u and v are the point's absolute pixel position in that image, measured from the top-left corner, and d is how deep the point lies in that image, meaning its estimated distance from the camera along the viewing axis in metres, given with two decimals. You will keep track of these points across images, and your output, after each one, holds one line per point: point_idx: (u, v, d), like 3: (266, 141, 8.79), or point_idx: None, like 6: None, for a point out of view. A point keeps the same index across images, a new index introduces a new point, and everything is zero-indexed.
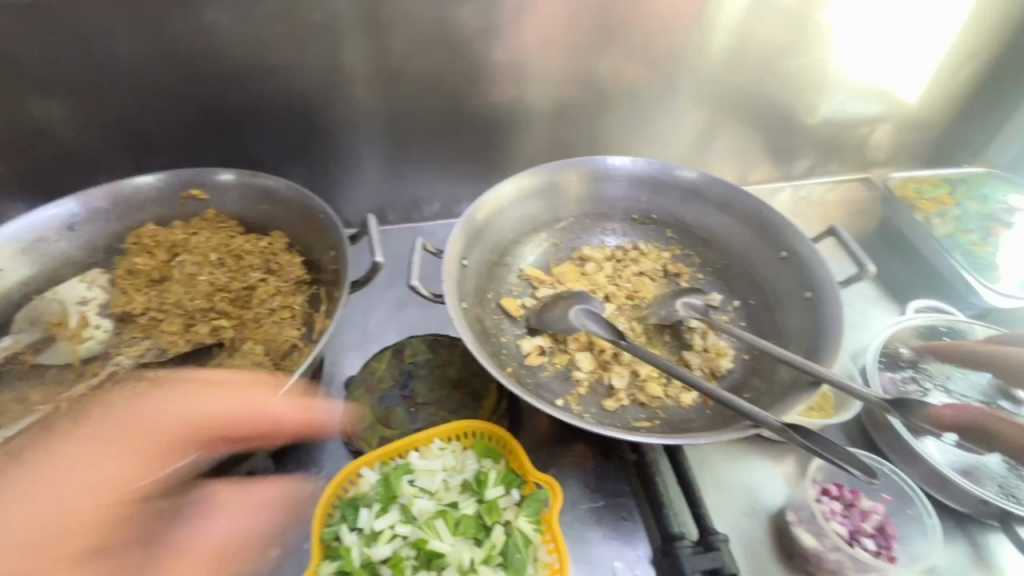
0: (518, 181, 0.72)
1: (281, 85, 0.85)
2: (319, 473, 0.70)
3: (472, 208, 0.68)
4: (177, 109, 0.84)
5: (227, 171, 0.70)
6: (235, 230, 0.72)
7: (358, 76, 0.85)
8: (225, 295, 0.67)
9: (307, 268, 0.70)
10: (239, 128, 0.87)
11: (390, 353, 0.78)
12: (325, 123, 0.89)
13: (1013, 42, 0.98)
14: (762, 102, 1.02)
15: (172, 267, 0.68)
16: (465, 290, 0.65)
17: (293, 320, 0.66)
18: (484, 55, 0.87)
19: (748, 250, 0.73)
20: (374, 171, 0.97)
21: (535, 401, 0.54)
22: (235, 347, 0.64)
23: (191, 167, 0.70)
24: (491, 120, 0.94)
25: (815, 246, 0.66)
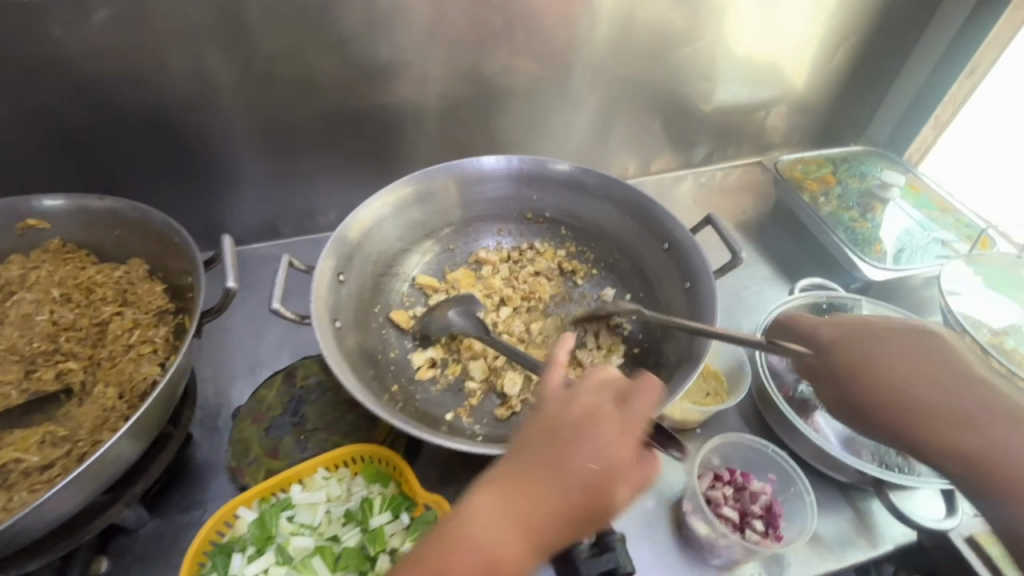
0: (396, 187, 0.69)
1: (137, 98, 0.77)
2: (202, 515, 0.65)
3: (346, 221, 0.65)
4: (14, 130, 0.75)
5: (67, 195, 0.63)
6: (86, 260, 0.65)
7: (225, 84, 0.79)
8: (72, 334, 0.60)
9: (169, 297, 0.64)
10: (94, 147, 0.80)
11: (279, 378, 0.73)
12: (195, 136, 0.83)
13: (882, 24, 1.03)
14: (656, 92, 1.03)
15: (6, 308, 0.61)
16: (340, 308, 0.62)
17: (154, 354, 0.60)
18: (362, 56, 0.83)
19: (637, 243, 0.73)
20: (260, 183, 0.91)
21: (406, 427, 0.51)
22: (84, 392, 0.57)
23: (19, 195, 0.63)
24: (380, 123, 0.91)
25: (694, 236, 0.66)
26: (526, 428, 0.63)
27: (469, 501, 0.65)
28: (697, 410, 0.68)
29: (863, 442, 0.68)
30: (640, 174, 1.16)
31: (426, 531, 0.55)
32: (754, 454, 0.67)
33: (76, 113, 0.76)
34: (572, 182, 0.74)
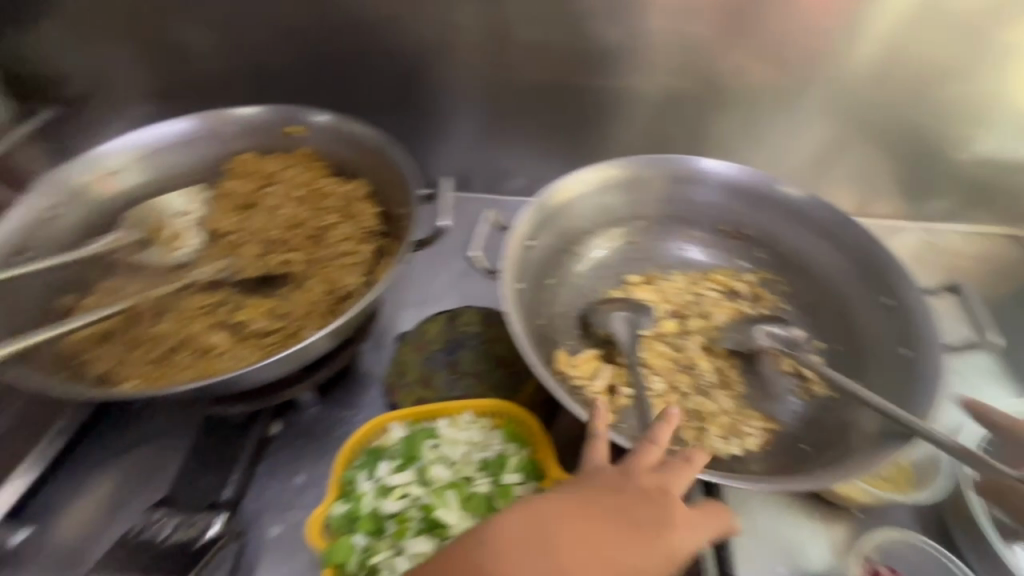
0: (605, 167, 0.69)
1: (393, 40, 0.86)
2: (356, 416, 0.73)
3: (549, 188, 0.66)
4: (294, 50, 0.88)
5: (331, 114, 0.72)
6: (324, 172, 0.74)
7: (466, 41, 0.85)
8: (302, 231, 0.70)
9: (380, 220, 0.71)
10: (347, 78, 0.90)
11: (444, 318, 0.81)
12: (428, 83, 0.90)
13: None
14: (904, 129, 0.89)
15: (260, 197, 0.72)
16: (524, 269, 0.63)
17: (358, 267, 0.68)
18: (595, 34, 0.83)
19: (850, 294, 0.64)
20: (467, 136, 0.96)
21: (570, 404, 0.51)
22: (301, 282, 0.66)
23: (294, 104, 0.73)
24: (591, 102, 0.90)
25: (925, 298, 0.58)
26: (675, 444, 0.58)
27: None
28: (864, 489, 0.60)
29: None
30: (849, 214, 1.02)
31: None
32: (927, 566, 0.57)
33: (341, 45, 0.87)
34: (789, 207, 0.68)
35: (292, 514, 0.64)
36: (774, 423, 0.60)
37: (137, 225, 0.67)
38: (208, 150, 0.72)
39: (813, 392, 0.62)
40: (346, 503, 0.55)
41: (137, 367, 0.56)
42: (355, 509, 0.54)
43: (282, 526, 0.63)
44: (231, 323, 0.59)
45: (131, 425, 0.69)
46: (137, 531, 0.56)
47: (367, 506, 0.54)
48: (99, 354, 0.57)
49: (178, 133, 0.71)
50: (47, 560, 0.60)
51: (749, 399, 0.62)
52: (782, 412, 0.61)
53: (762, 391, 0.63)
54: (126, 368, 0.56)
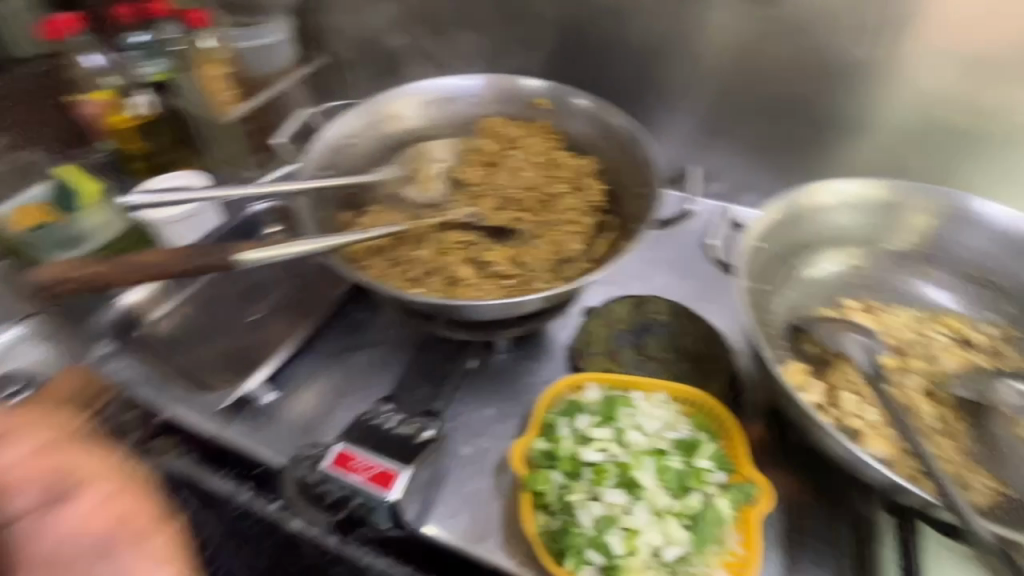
0: (865, 183, 0.67)
1: (639, 30, 0.89)
2: (540, 371, 0.79)
3: (803, 187, 0.66)
4: (545, 29, 0.95)
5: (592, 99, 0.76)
6: (561, 144, 0.80)
7: (711, 39, 0.86)
8: (535, 194, 0.76)
9: (607, 197, 0.76)
10: (584, 60, 0.95)
11: (633, 302, 0.83)
12: (660, 75, 0.92)
13: None
14: None
15: (503, 158, 0.79)
16: (753, 267, 0.64)
17: (580, 235, 0.73)
18: (853, 49, 0.80)
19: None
20: (682, 132, 0.97)
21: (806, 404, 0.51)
22: (530, 238, 0.73)
23: (562, 86, 0.78)
24: (825, 118, 0.87)
25: None
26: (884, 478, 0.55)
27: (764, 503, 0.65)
28: None
29: None
30: None
31: (744, 498, 0.56)
32: None
33: (589, 29, 0.92)
34: None
35: (481, 441, 0.71)
36: (1008, 488, 0.55)
37: (406, 162, 0.78)
38: (467, 108, 0.81)
39: None
40: (548, 442, 0.60)
41: (398, 279, 0.66)
42: (556, 449, 0.59)
43: (472, 449, 0.70)
44: (475, 261, 0.67)
45: (361, 331, 0.82)
46: (370, 416, 0.65)
47: (566, 449, 0.59)
48: (371, 263, 0.67)
49: (449, 88, 0.80)
50: (289, 423, 0.73)
51: (978, 457, 0.57)
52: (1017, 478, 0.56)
53: (991, 450, 0.57)
54: (390, 279, 0.66)
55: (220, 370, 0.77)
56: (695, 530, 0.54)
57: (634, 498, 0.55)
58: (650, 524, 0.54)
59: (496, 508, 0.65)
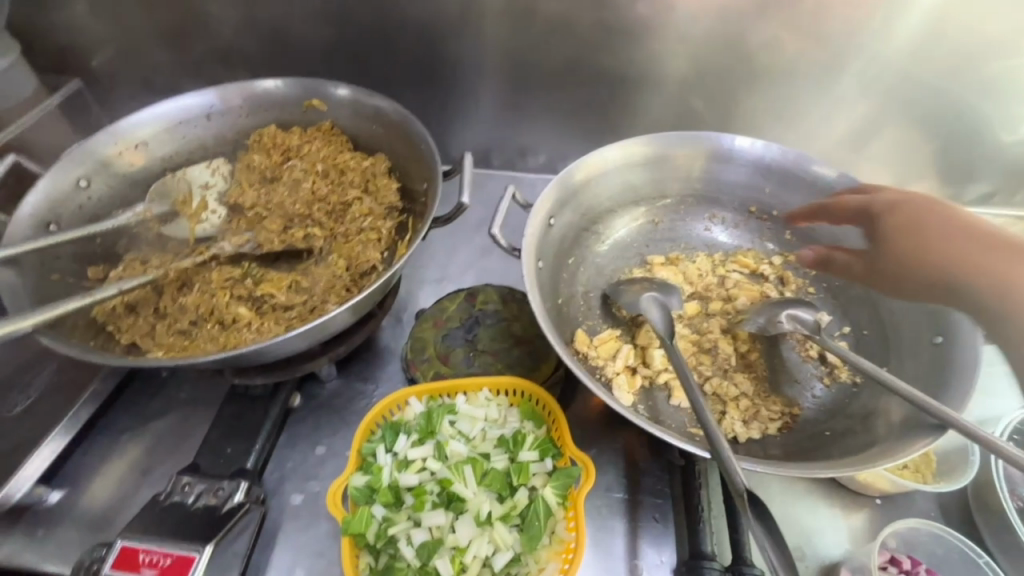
0: (634, 142, 0.67)
1: (414, 10, 0.83)
2: (374, 390, 0.74)
3: (576, 160, 0.65)
4: (316, 19, 0.86)
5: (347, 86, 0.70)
6: (345, 145, 0.73)
7: (489, 11, 0.82)
8: (323, 206, 0.70)
9: (400, 196, 0.71)
10: (368, 48, 0.88)
11: (462, 295, 0.80)
12: (450, 55, 0.88)
13: None
14: (943, 107, 0.85)
15: (282, 172, 0.72)
16: (544, 249, 0.63)
17: (378, 243, 0.68)
18: (623, 7, 0.80)
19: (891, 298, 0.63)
20: (488, 110, 0.94)
21: (590, 385, 0.49)
22: (322, 256, 0.66)
23: (313, 78, 0.71)
24: (616, 78, 0.88)
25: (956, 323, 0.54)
26: (690, 425, 0.59)
27: (605, 472, 0.65)
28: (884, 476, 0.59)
29: None
30: None
31: (567, 483, 0.55)
32: (944, 556, 0.57)
33: (363, 14, 0.85)
34: (822, 188, 0.65)
35: (315, 483, 0.66)
36: (798, 408, 0.59)
37: (165, 197, 0.68)
38: (229, 122, 0.72)
39: (838, 378, 0.61)
40: (365, 475, 0.56)
41: (165, 338, 0.57)
42: (374, 481, 0.55)
43: (304, 495, 0.65)
44: (254, 296, 0.60)
45: (160, 394, 0.71)
46: (167, 494, 0.58)
47: (385, 478, 0.55)
48: (128, 325, 0.58)
49: (199, 106, 0.70)
50: (79, 522, 0.62)
51: (772, 384, 0.61)
52: (804, 395, 0.60)
53: (781, 376, 0.61)
54: (153, 339, 0.57)
55: None
56: (521, 529, 0.53)
57: (456, 513, 0.53)
58: (476, 536, 0.52)
59: (336, 552, 0.60)
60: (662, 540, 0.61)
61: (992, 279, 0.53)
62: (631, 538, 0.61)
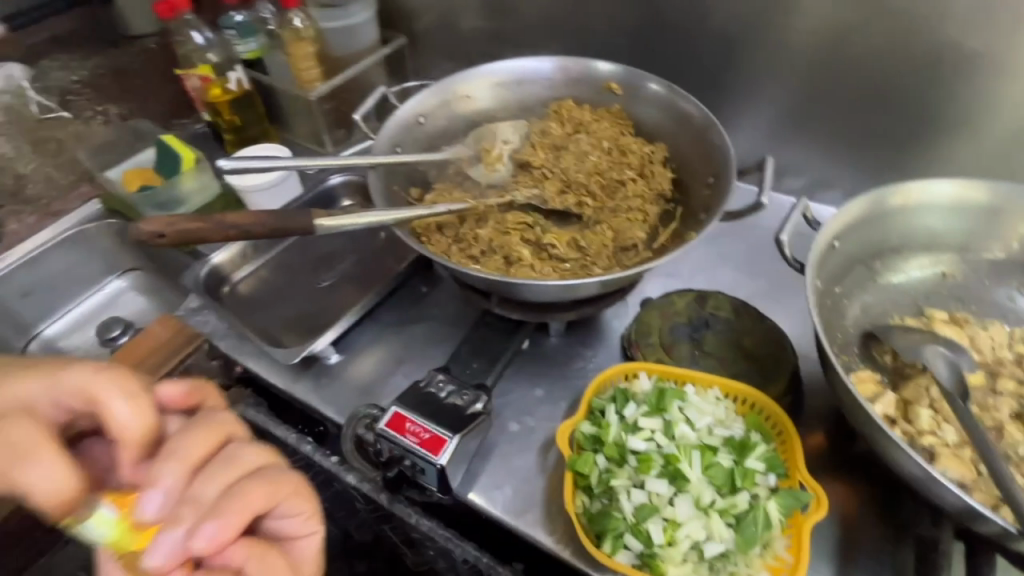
0: (967, 184, 0.61)
1: (724, 13, 0.85)
2: (592, 357, 0.79)
3: (893, 185, 0.61)
4: (622, 14, 0.93)
5: (668, 85, 0.74)
6: (630, 130, 0.79)
7: (801, 25, 0.81)
8: (600, 180, 0.76)
9: (672, 186, 0.74)
10: (661, 45, 0.93)
11: (694, 295, 0.81)
12: (741, 62, 0.88)
13: None
14: None
15: (569, 142, 0.79)
16: (825, 267, 0.61)
17: (643, 224, 0.72)
18: (967, 38, 0.73)
19: None
20: (760, 123, 0.92)
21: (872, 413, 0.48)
22: (591, 223, 0.73)
23: (637, 69, 0.77)
24: (925, 114, 0.80)
25: None
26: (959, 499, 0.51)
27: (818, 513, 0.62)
28: None
29: None
30: None
31: (796, 505, 0.54)
32: None
33: (670, 14, 0.89)
34: None
35: (529, 420, 0.73)
36: None
37: (475, 143, 0.79)
38: (537, 91, 0.81)
39: None
40: (594, 427, 0.60)
41: (461, 256, 0.68)
42: (602, 434, 0.59)
43: (519, 426, 0.72)
44: (534, 242, 0.68)
45: (421, 304, 0.85)
46: (425, 384, 0.68)
47: (612, 435, 0.59)
48: (434, 239, 0.70)
49: (521, 72, 0.81)
50: (350, 384, 0.77)
51: None
52: None
53: None
54: (452, 255, 0.68)
55: (292, 330, 0.82)
56: (739, 530, 0.53)
57: (677, 490, 0.55)
58: (693, 518, 0.54)
59: (538, 484, 0.67)
60: None
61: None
62: None
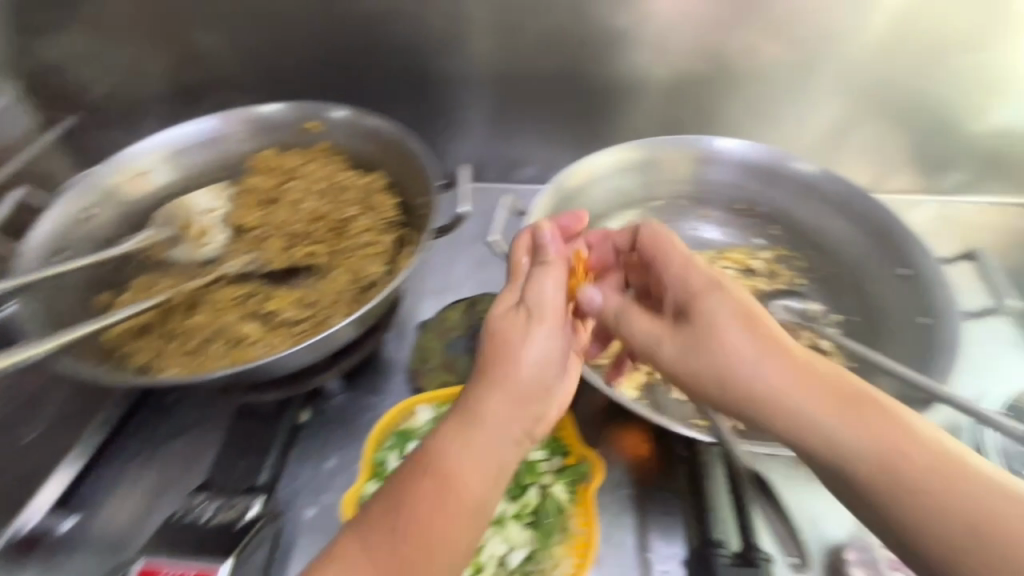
0: (627, 148, 0.71)
1: (406, 30, 0.87)
2: (381, 403, 0.75)
3: (568, 169, 0.68)
4: (310, 49, 0.90)
5: (349, 108, 0.74)
6: (343, 164, 0.76)
7: (477, 33, 0.86)
8: (324, 224, 0.72)
9: (398, 210, 0.73)
10: (359, 73, 0.92)
11: (464, 306, 0.81)
12: (439, 74, 0.91)
13: None
14: (915, 99, 0.90)
15: (283, 192, 0.74)
16: None
17: (379, 256, 0.69)
18: (607, 20, 0.84)
19: (885, 286, 0.63)
20: (478, 126, 0.97)
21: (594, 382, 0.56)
22: (326, 272, 0.68)
23: (310, 100, 0.75)
24: (602, 89, 0.91)
25: (957, 307, 0.56)
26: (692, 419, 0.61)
27: (612, 471, 0.67)
28: None
29: None
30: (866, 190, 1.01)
31: (577, 479, 0.57)
32: None
33: (356, 41, 0.88)
34: (801, 181, 0.70)
35: (326, 497, 0.66)
36: None
37: (167, 223, 0.70)
38: (226, 148, 0.76)
39: None
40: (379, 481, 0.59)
41: (177, 356, 0.58)
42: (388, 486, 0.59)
43: (317, 509, 0.65)
44: (265, 313, 0.61)
45: (170, 416, 0.72)
46: (180, 515, 0.57)
47: None
48: (140, 346, 0.59)
49: (198, 134, 0.75)
50: (95, 548, 0.62)
51: None
52: None
53: None
54: (164, 357, 0.58)
55: None
56: (535, 526, 0.55)
57: None
58: (490, 534, 0.55)
59: None
60: (674, 533, 0.62)
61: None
62: (642, 531, 0.62)
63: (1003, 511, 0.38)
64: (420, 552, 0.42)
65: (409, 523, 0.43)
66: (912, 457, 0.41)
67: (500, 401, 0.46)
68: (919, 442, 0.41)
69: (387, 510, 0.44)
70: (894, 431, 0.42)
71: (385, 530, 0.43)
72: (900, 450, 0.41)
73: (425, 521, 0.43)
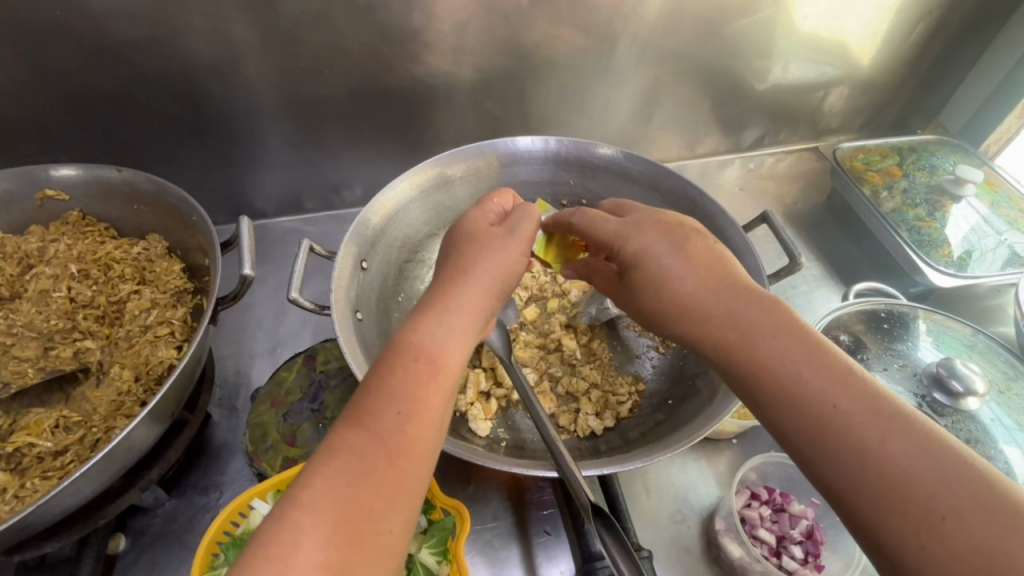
0: (431, 164, 0.67)
1: (158, 61, 0.73)
2: (218, 498, 0.64)
3: (372, 201, 0.63)
4: (39, 96, 0.73)
5: (81, 166, 0.61)
6: (106, 234, 0.64)
7: (248, 54, 0.75)
8: (90, 312, 0.59)
9: (187, 276, 0.62)
10: (117, 115, 0.77)
11: (300, 360, 0.72)
12: (217, 104, 0.79)
13: (962, 9, 0.92)
14: (711, 70, 0.94)
15: (26, 282, 0.60)
16: (361, 298, 0.59)
17: (171, 337, 0.58)
18: (394, 23, 0.76)
19: None
20: (284, 153, 0.87)
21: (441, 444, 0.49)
22: (102, 372, 0.56)
23: (22, 165, 0.60)
24: (409, 96, 0.85)
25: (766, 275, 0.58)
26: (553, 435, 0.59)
27: (489, 501, 0.63)
28: (732, 422, 0.63)
29: (982, 449, 0.60)
30: (684, 156, 1.08)
31: (444, 536, 0.53)
32: (797, 474, 0.62)
33: (98, 79, 0.73)
34: (612, 168, 0.69)
35: None
36: (642, 384, 0.62)
37: None
38: None
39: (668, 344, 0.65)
40: None
41: None
42: None
43: None
44: (9, 453, 0.49)
45: None
46: None
47: None
48: None
49: None
50: None
51: (617, 365, 0.65)
52: (649, 371, 0.64)
53: (622, 355, 0.65)
54: None
55: None
56: None
57: None
58: None
59: None
60: (558, 552, 0.60)
61: (929, 501, 0.32)
62: (529, 561, 0.60)
63: (851, 396, 0.37)
64: (402, 439, 0.37)
65: (384, 419, 0.37)
66: (774, 351, 0.40)
67: (466, 289, 0.47)
68: (789, 333, 0.41)
69: (360, 411, 0.38)
70: (766, 325, 0.42)
71: (359, 429, 0.37)
72: (767, 346, 0.41)
73: (405, 411, 0.38)
